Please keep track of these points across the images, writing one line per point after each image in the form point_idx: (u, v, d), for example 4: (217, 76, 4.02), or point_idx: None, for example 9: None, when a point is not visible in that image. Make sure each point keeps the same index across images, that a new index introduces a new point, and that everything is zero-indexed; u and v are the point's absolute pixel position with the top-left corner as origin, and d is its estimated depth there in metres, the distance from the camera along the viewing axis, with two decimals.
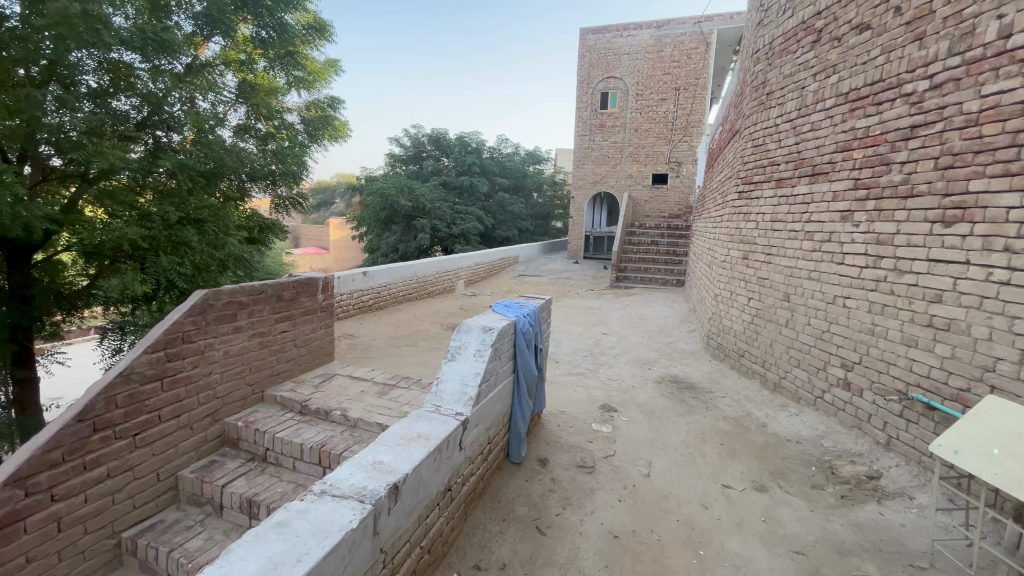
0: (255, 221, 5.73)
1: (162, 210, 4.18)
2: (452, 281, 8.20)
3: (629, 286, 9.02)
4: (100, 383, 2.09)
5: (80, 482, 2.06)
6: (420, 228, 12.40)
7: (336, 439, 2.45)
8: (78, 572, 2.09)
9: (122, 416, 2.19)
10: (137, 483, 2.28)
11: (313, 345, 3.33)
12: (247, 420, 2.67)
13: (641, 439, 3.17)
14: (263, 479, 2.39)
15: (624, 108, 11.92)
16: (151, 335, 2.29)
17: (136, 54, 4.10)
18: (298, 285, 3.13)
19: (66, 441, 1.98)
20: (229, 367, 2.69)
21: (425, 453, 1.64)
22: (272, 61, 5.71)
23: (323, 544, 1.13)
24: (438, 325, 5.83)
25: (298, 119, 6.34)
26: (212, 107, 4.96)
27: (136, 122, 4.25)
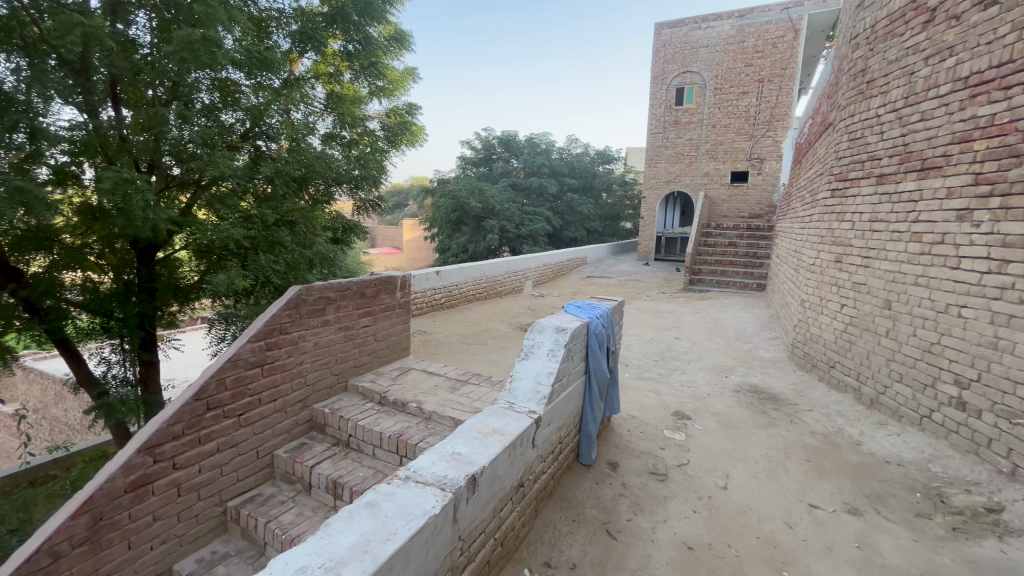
0: (340, 223, 6.14)
1: (262, 213, 4.62)
2: (520, 281, 8.29)
3: (703, 289, 8.63)
4: (213, 368, 2.35)
5: (196, 454, 2.32)
6: (489, 229, 12.66)
7: (413, 430, 2.58)
8: (193, 533, 2.37)
9: (230, 397, 2.44)
10: (241, 459, 2.54)
11: (391, 339, 3.52)
12: (333, 407, 2.88)
13: (718, 450, 3.03)
14: (346, 463, 2.56)
15: (701, 104, 11.40)
16: (254, 326, 2.53)
17: (241, 71, 4.50)
18: (379, 283, 3.32)
19: (185, 417, 2.25)
20: (318, 358, 2.92)
21: (501, 448, 1.69)
22: (358, 72, 6.08)
23: (409, 526, 1.21)
24: (507, 324, 5.92)
25: (379, 126, 6.69)
26: (304, 117, 5.35)
27: (240, 133, 4.68)
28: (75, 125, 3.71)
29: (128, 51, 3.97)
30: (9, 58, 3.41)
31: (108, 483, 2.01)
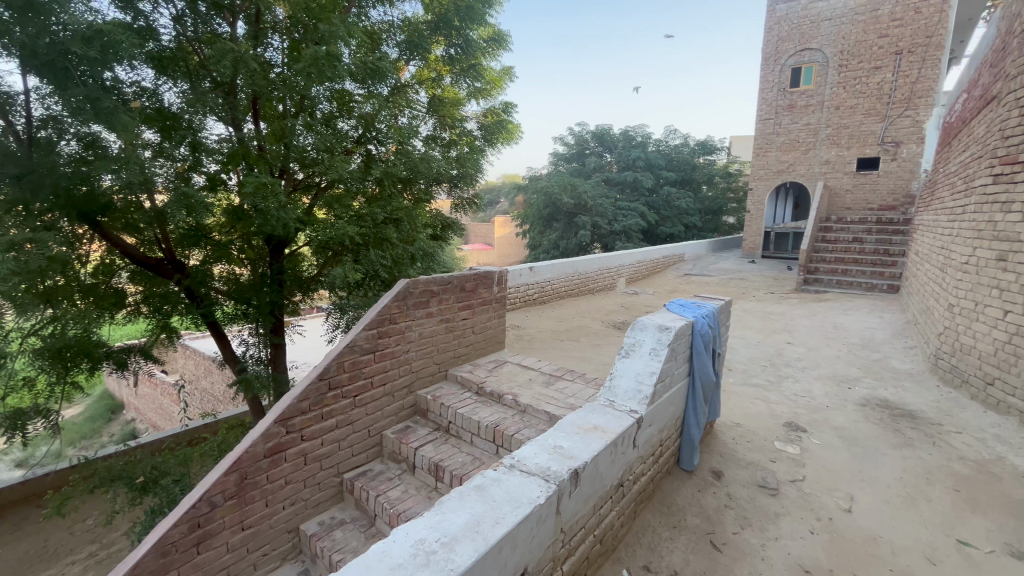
0: (439, 220, 6.46)
1: (372, 212, 4.96)
2: (613, 278, 8.12)
3: (820, 290, 7.80)
4: (334, 352, 2.60)
5: (319, 429, 2.59)
6: (581, 225, 12.55)
7: (509, 421, 2.65)
8: (317, 498, 2.66)
9: (347, 380, 2.69)
10: (355, 436, 2.79)
11: (488, 332, 3.64)
12: (435, 394, 3.05)
13: (839, 468, 2.73)
14: (447, 447, 2.71)
15: (821, 84, 10.29)
16: (368, 315, 2.77)
17: (355, 82, 4.89)
18: (477, 278, 3.44)
19: (311, 395, 2.52)
20: (422, 347, 3.11)
21: (603, 445, 1.67)
22: (458, 75, 6.33)
23: (516, 512, 1.25)
24: (600, 322, 5.83)
25: (477, 126, 6.88)
26: (410, 121, 5.68)
27: (355, 138, 5.06)
28: (224, 138, 4.33)
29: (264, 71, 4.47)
30: (175, 84, 4.09)
31: (251, 447, 2.32)
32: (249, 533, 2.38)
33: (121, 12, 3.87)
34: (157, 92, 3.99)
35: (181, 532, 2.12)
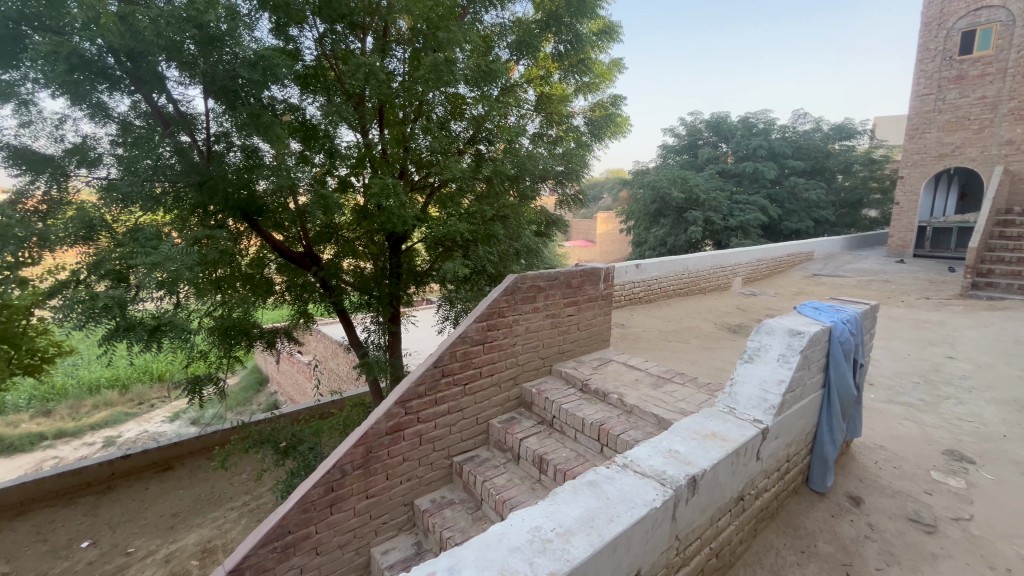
0: (544, 217, 6.52)
1: (481, 210, 5.18)
2: (728, 277, 7.55)
3: (995, 296, 6.52)
4: (447, 341, 2.77)
5: (433, 412, 2.77)
6: (692, 220, 11.82)
7: (614, 420, 2.61)
8: (430, 477, 2.84)
9: (458, 368, 2.83)
10: (464, 422, 2.93)
11: (593, 329, 3.60)
12: (540, 388, 3.10)
13: (1021, 511, 2.27)
14: (551, 441, 2.73)
15: (1004, 48, 8.53)
16: (478, 308, 2.89)
17: (468, 85, 5.07)
18: (584, 274, 3.42)
19: (426, 380, 2.70)
20: (528, 341, 3.17)
21: (723, 455, 1.57)
22: (566, 71, 6.31)
23: (631, 512, 1.23)
24: (713, 323, 5.46)
25: (584, 121, 6.79)
26: (518, 119, 5.79)
27: (466, 139, 5.29)
28: (355, 143, 4.80)
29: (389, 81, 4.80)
30: (315, 98, 4.64)
31: (375, 424, 2.56)
32: (372, 502, 2.63)
33: (276, 38, 4.49)
34: (300, 106, 4.57)
35: (318, 493, 2.41)
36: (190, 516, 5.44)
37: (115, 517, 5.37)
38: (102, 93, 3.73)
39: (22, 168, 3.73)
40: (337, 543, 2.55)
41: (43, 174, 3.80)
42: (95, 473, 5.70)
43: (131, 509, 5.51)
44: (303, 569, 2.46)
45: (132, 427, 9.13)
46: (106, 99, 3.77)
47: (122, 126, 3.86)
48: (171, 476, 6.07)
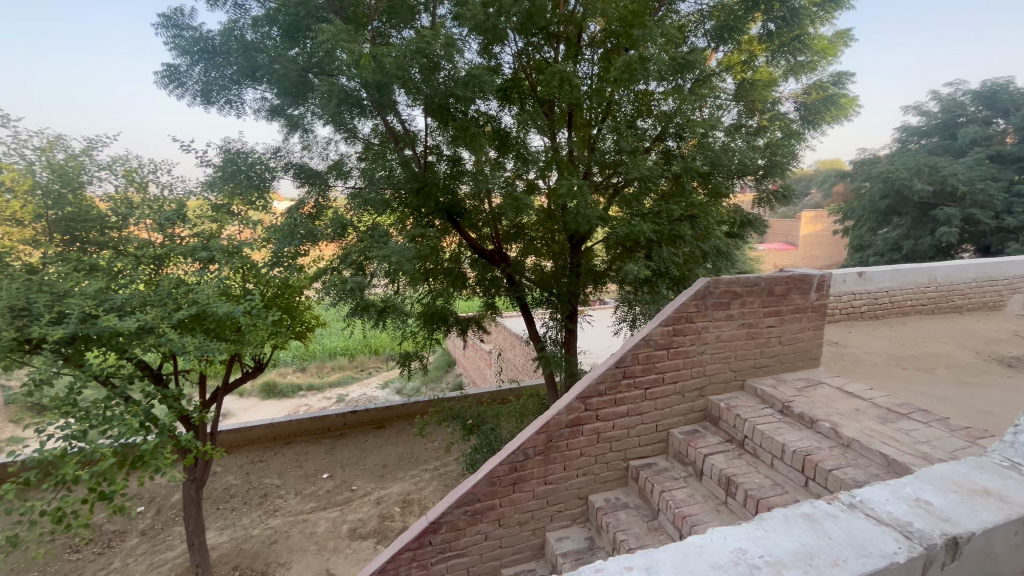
0: (737, 216, 5.91)
1: (669, 208, 4.93)
2: (1000, 294, 5.76)
3: None
4: (631, 343, 2.75)
5: (612, 412, 2.78)
6: (942, 219, 9.34)
7: (824, 453, 2.26)
8: (605, 476, 2.85)
9: (640, 371, 2.79)
10: (644, 427, 2.86)
11: (799, 345, 3.14)
12: (729, 403, 2.84)
13: None
14: (741, 463, 2.49)
15: None
16: (665, 311, 2.81)
17: (658, 81, 4.91)
18: (790, 281, 3.02)
19: (607, 380, 2.73)
20: (718, 351, 2.93)
21: (1003, 520, 1.22)
22: (775, 51, 5.57)
23: (863, 560, 1.06)
24: (973, 352, 4.24)
25: (795, 106, 5.92)
26: (712, 111, 5.33)
27: (653, 136, 5.13)
28: (546, 147, 5.05)
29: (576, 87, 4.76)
30: (510, 108, 5.06)
31: (557, 415, 2.69)
32: (550, 488, 2.75)
33: (481, 57, 5.01)
34: (497, 116, 5.03)
35: (504, 470, 2.63)
36: (395, 469, 6.51)
37: (346, 459, 6.73)
38: (353, 119, 4.67)
39: (303, 181, 5.15)
40: (517, 521, 2.72)
41: (315, 185, 5.16)
42: (333, 421, 7.20)
43: (355, 454, 6.83)
44: (488, 536, 2.68)
45: (357, 388, 11.25)
46: (356, 124, 4.86)
47: (366, 144, 5.06)
48: (383, 433, 7.31)
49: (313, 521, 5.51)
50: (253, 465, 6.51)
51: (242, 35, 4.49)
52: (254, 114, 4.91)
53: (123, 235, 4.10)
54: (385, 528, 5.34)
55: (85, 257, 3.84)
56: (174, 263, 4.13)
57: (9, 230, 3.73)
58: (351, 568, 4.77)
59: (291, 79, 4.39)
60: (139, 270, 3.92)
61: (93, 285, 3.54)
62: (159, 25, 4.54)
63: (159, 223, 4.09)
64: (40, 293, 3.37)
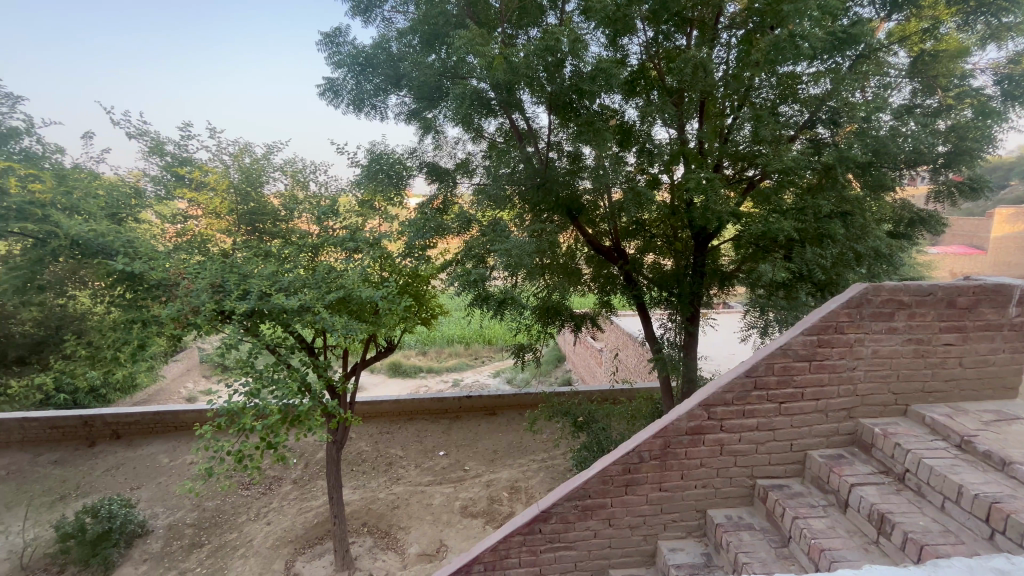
0: (904, 213, 5.04)
1: (817, 204, 4.37)
2: None
3: None
4: (766, 351, 2.53)
5: (739, 424, 2.58)
6: None
7: (1019, 503, 1.85)
8: (726, 491, 2.65)
9: (775, 383, 2.55)
10: (775, 444, 2.60)
11: (987, 370, 2.60)
12: (885, 429, 2.46)
13: None
14: (899, 500, 2.14)
15: None
16: (809, 319, 2.54)
17: (807, 61, 4.41)
18: (979, 292, 2.51)
19: (735, 389, 2.54)
20: (875, 368, 2.56)
21: None
22: (971, 13, 4.55)
23: None
24: None
25: (994, 80, 4.83)
26: (877, 91, 4.60)
27: (799, 124, 4.65)
28: (672, 140, 4.81)
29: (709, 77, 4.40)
30: (635, 101, 4.91)
31: (677, 420, 2.57)
32: (665, 495, 2.64)
33: (608, 50, 4.93)
34: (621, 110, 4.92)
35: (617, 470, 2.59)
36: (504, 456, 6.77)
37: (460, 440, 7.17)
38: (480, 119, 4.91)
39: (434, 179, 5.57)
40: (628, 524, 2.66)
41: (445, 181, 5.56)
42: (450, 403, 7.67)
43: (469, 437, 7.23)
44: (597, 533, 2.66)
45: (471, 375, 11.89)
46: (482, 124, 5.11)
47: (491, 142, 5.29)
48: (495, 420, 7.62)
49: (429, 494, 5.97)
50: (382, 435, 7.25)
51: (389, 47, 4.96)
52: (395, 117, 5.41)
53: (290, 227, 4.79)
54: (493, 510, 5.59)
55: (263, 245, 4.57)
56: (328, 252, 4.71)
57: (211, 221, 4.57)
58: (462, 543, 5.08)
59: (428, 84, 4.75)
60: (301, 257, 4.55)
61: (268, 268, 4.21)
62: (323, 43, 5.22)
63: (316, 217, 4.70)
64: (231, 273, 4.10)
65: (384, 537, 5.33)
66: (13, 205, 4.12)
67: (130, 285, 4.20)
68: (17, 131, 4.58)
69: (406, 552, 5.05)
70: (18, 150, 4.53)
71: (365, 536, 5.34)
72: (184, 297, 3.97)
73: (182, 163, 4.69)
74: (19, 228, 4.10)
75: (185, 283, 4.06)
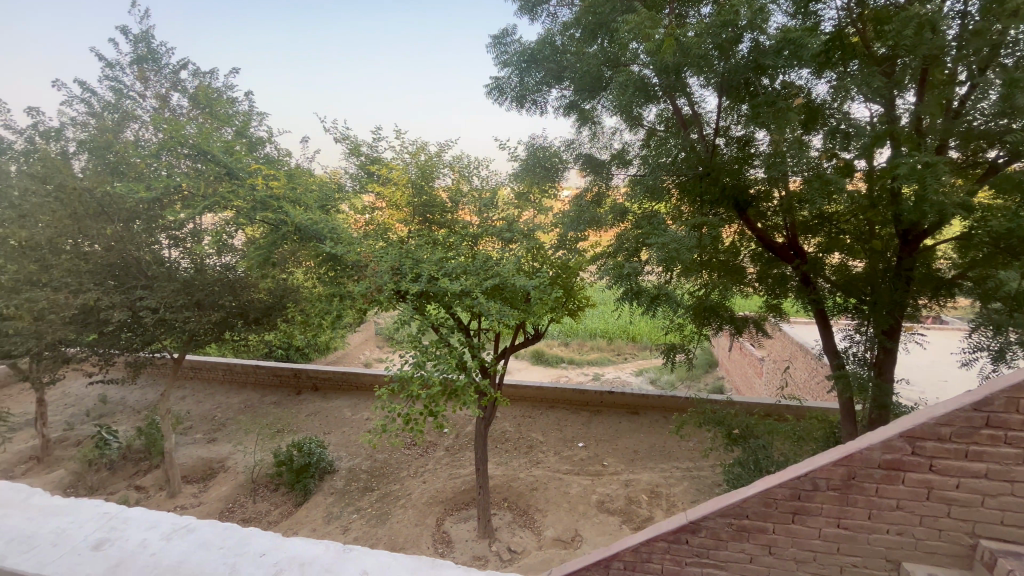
0: None
1: None
2: None
3: None
4: (1007, 382, 2.00)
5: (958, 467, 2.09)
6: None
7: None
8: (932, 545, 2.17)
9: (1018, 423, 2.01)
10: (1012, 501, 2.05)
11: None
12: None
13: None
14: None
15: None
16: None
17: None
18: None
19: (957, 423, 2.06)
20: None
21: None
22: None
23: None
24: None
25: None
26: None
27: None
28: (876, 118, 3.99)
29: (935, 40, 3.55)
30: (828, 75, 4.22)
31: (868, 450, 2.18)
32: (844, 533, 2.27)
33: (795, 18, 4.31)
34: (809, 87, 4.26)
35: (784, 494, 2.30)
36: (645, 457, 6.54)
37: (600, 434, 7.13)
38: (641, 107, 4.74)
39: (589, 171, 5.56)
40: (794, 556, 2.34)
41: (599, 173, 5.52)
42: (591, 396, 7.67)
43: (609, 432, 7.14)
44: (753, 559, 2.40)
45: (612, 370, 11.69)
46: (642, 111, 4.94)
47: (649, 130, 5.06)
48: (636, 419, 7.39)
49: (567, 482, 6.08)
50: (524, 418, 7.58)
51: (554, 41, 5.07)
52: (554, 110, 5.51)
53: (455, 218, 5.29)
54: (631, 511, 5.46)
55: (432, 234, 5.06)
56: (486, 242, 5.05)
57: (393, 213, 5.22)
58: (597, 537, 5.07)
59: (591, 74, 4.71)
60: (464, 245, 4.96)
61: (436, 255, 4.68)
62: (492, 44, 5.54)
63: (479, 209, 5.10)
64: (407, 258, 4.64)
65: (522, 515, 5.60)
66: (257, 198, 5.05)
67: (332, 265, 5.07)
68: (261, 140, 5.76)
69: (542, 534, 5.23)
70: (262, 154, 5.71)
71: (505, 510, 5.68)
72: (371, 277, 4.62)
73: (373, 162, 5.46)
74: (262, 218, 5.05)
75: (372, 266, 4.74)
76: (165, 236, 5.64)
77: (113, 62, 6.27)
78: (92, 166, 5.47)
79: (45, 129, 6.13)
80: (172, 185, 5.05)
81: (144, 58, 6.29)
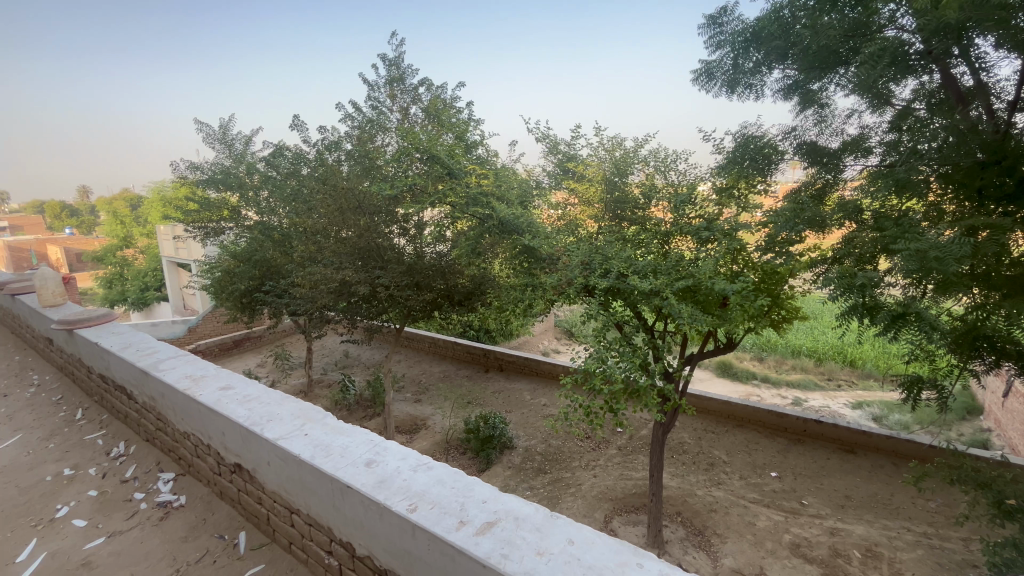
0: None
1: None
2: None
3: None
4: None
5: None
6: None
7: None
8: None
9: None
10: None
11: None
12: None
13: None
14: None
15: None
16: None
17: None
18: None
19: None
20: None
21: None
22: None
23: None
24: None
25: None
26: None
27: None
28: None
29: None
30: None
31: None
32: None
33: None
34: None
35: None
36: (862, 507, 5.43)
37: (800, 468, 6.17)
38: (894, 81, 3.90)
39: (811, 162, 4.81)
40: None
41: (824, 165, 4.74)
42: (791, 422, 6.70)
43: (812, 468, 6.13)
44: None
45: (819, 397, 9.96)
46: (894, 87, 4.07)
47: (902, 111, 4.14)
48: (852, 459, 6.18)
49: (753, 512, 5.43)
50: (706, 433, 7.03)
51: (782, 14, 4.51)
52: (772, 94, 4.91)
53: (647, 215, 5.07)
54: (836, 565, 4.61)
55: (623, 231, 5.02)
56: (680, 240, 4.78)
57: (585, 209, 5.51)
58: None
59: (827, 49, 4.06)
60: (654, 243, 4.79)
61: (626, 253, 4.62)
62: (705, 26, 5.18)
63: (675, 206, 4.74)
64: (597, 254, 4.70)
65: (697, 534, 5.23)
66: (469, 195, 5.61)
67: (527, 258, 5.43)
68: (475, 143, 6.47)
69: (720, 561, 4.78)
70: (475, 155, 6.41)
71: (677, 525, 5.38)
72: (564, 271, 4.82)
73: (570, 158, 5.75)
74: (472, 212, 5.62)
75: (564, 259, 4.96)
76: (396, 227, 6.80)
77: (374, 84, 7.81)
78: (354, 170, 6.92)
79: (328, 142, 8.01)
80: (408, 184, 6.04)
81: (395, 79, 7.68)
